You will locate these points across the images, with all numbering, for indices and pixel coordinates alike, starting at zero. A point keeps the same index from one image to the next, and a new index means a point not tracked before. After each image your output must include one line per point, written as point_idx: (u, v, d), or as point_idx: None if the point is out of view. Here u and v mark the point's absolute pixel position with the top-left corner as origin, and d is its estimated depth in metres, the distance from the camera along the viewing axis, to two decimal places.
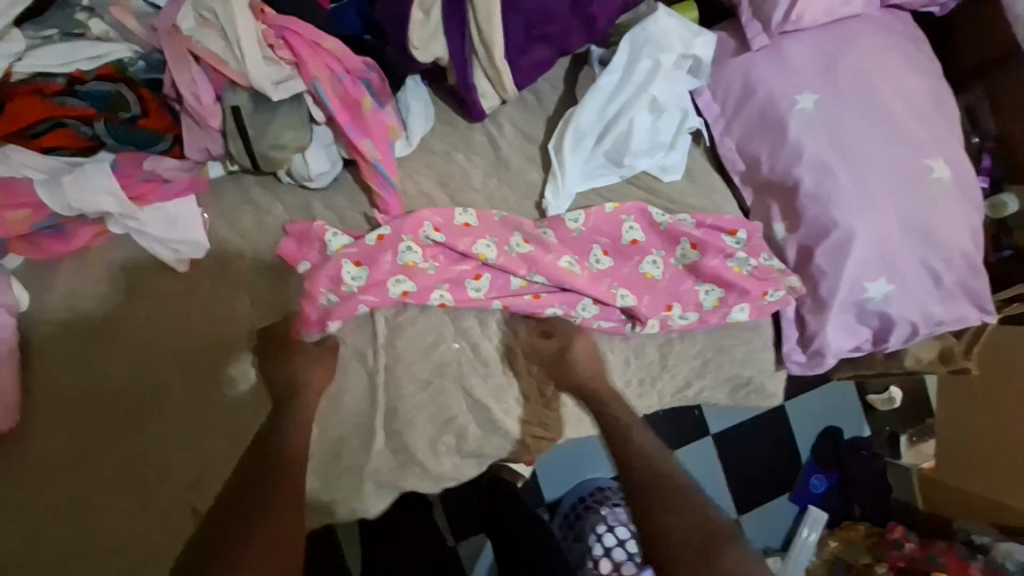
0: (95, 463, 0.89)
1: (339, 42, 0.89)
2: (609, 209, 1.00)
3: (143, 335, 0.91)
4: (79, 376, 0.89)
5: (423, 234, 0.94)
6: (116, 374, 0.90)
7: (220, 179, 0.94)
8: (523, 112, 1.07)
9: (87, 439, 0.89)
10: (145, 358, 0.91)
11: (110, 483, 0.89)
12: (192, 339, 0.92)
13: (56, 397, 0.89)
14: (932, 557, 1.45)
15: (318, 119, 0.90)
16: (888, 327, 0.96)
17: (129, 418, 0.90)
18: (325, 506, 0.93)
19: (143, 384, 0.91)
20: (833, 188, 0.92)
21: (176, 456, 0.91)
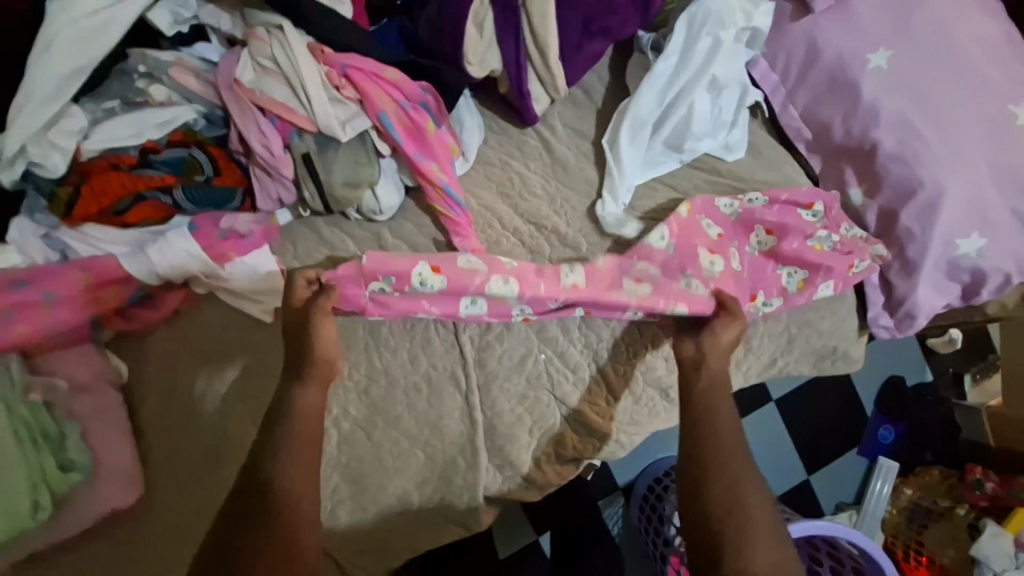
0: (173, 473, 0.92)
1: (399, 72, 0.88)
2: (684, 214, 0.96)
3: (229, 376, 0.93)
4: (166, 392, 0.93)
5: (536, 285, 0.92)
6: (195, 390, 0.93)
7: (289, 225, 0.94)
8: (573, 108, 1.04)
9: (192, 483, 0.92)
10: (218, 375, 0.94)
11: (183, 494, 0.91)
12: (259, 359, 0.94)
13: (148, 410, 0.93)
14: (1015, 492, 1.38)
15: (383, 151, 0.89)
16: (980, 281, 0.94)
17: (227, 459, 0.92)
18: (443, 521, 0.98)
19: (237, 423, 0.93)
20: (919, 146, 0.90)
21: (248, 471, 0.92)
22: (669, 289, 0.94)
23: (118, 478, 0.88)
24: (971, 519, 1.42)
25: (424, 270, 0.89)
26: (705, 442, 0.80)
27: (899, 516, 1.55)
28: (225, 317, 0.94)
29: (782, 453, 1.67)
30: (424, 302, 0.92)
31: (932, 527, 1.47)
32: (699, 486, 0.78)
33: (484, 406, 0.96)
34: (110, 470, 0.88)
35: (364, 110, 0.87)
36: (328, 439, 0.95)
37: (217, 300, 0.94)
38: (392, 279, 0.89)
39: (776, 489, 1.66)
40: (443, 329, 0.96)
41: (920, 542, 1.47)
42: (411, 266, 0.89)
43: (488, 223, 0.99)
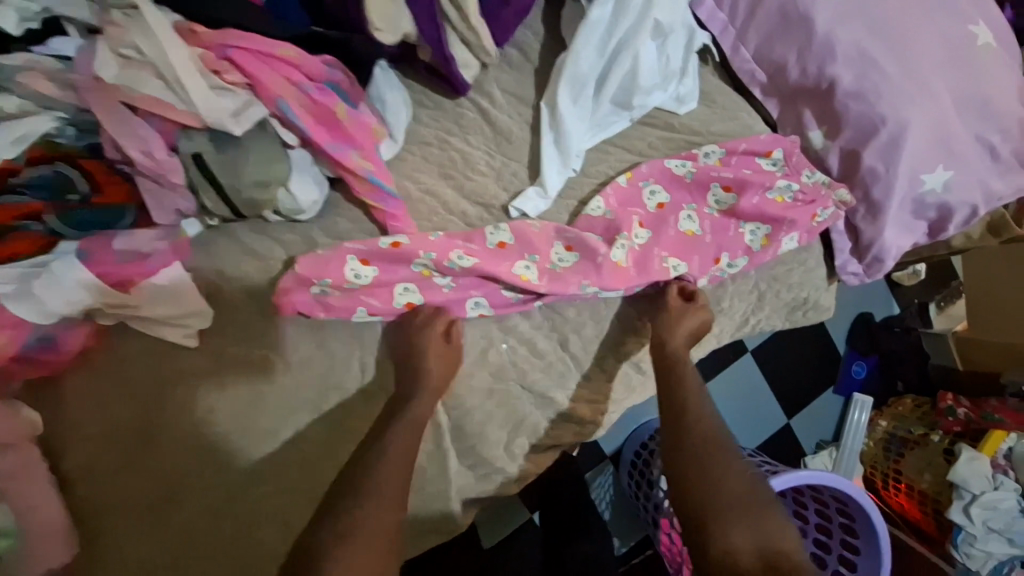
0: (114, 492, 0.83)
1: (296, 48, 0.77)
2: (624, 183, 0.92)
3: (197, 400, 0.84)
4: (93, 410, 0.83)
5: (454, 255, 0.85)
6: (126, 405, 0.84)
7: (201, 236, 0.85)
8: (509, 71, 0.94)
9: (158, 512, 0.83)
10: (153, 384, 0.84)
11: (128, 513, 0.83)
12: (200, 361, 0.85)
13: (75, 432, 0.83)
14: (987, 415, 1.42)
15: (290, 142, 0.78)
16: (946, 216, 0.90)
17: (202, 487, 0.84)
18: (418, 535, 0.92)
19: (211, 448, 0.84)
20: (879, 80, 0.84)
21: (196, 481, 0.84)
22: (602, 255, 0.89)
23: (51, 539, 0.78)
24: (946, 444, 1.42)
25: (366, 314, 0.85)
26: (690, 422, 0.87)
27: (878, 447, 1.60)
28: (139, 349, 0.84)
29: (763, 402, 1.67)
30: (363, 297, 0.85)
31: (909, 455, 1.49)
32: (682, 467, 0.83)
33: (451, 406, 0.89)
34: (40, 534, 0.78)
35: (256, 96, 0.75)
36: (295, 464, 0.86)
37: (131, 331, 0.84)
38: (328, 279, 0.82)
39: (759, 438, 1.67)
40: (392, 331, 0.87)
41: (898, 470, 1.50)
42: (351, 310, 0.84)
43: (430, 209, 0.90)
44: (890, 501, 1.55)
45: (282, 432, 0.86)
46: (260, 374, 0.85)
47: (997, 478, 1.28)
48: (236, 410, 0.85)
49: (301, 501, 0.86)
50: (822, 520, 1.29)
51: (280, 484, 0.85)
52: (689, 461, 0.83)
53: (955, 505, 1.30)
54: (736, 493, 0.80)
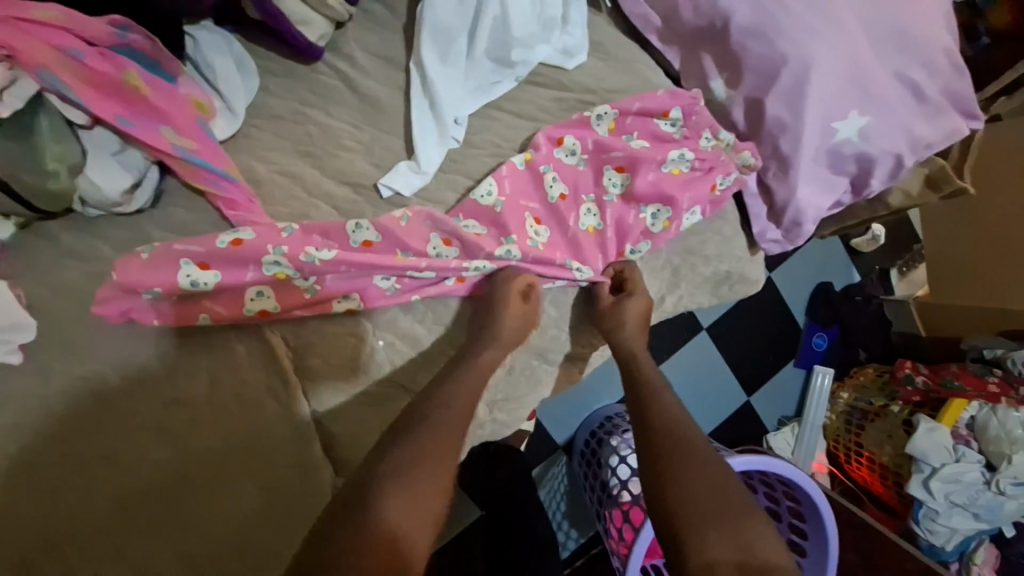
0: (97, 535, 0.73)
1: (64, 8, 0.63)
2: (521, 164, 0.81)
3: (136, 414, 0.76)
4: (44, 449, 0.73)
5: (312, 249, 0.74)
6: (85, 434, 0.74)
7: (17, 239, 0.75)
8: (374, 30, 0.83)
9: (164, 530, 0.75)
10: (112, 404, 0.75)
11: (120, 553, 0.74)
12: (163, 369, 0.76)
13: (31, 478, 0.72)
14: (947, 382, 1.32)
15: (81, 122, 0.67)
16: (868, 169, 0.80)
17: (206, 498, 0.77)
18: None
19: (156, 466, 0.76)
20: (777, 12, 0.73)
21: (193, 497, 0.76)
22: (487, 254, 0.79)
23: None
24: (906, 415, 1.33)
25: (212, 322, 0.75)
26: (666, 424, 0.74)
27: (839, 420, 1.51)
28: None
29: (721, 381, 1.58)
30: (206, 301, 0.75)
31: (869, 427, 1.40)
32: (652, 478, 0.69)
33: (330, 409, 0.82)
34: None
35: (19, 69, 0.63)
36: (301, 452, 0.80)
37: None
38: (156, 288, 0.72)
39: (717, 419, 1.59)
40: (245, 333, 0.78)
41: (859, 443, 1.42)
42: (195, 319, 0.75)
43: (287, 192, 0.79)
44: (853, 475, 1.47)
45: (286, 427, 0.80)
46: (239, 370, 0.78)
47: (959, 449, 1.19)
48: (216, 413, 0.77)
49: (316, 491, 0.81)
50: (771, 504, 1.22)
51: (293, 481, 0.80)
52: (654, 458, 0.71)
53: (915, 479, 1.21)
54: (714, 494, 0.66)
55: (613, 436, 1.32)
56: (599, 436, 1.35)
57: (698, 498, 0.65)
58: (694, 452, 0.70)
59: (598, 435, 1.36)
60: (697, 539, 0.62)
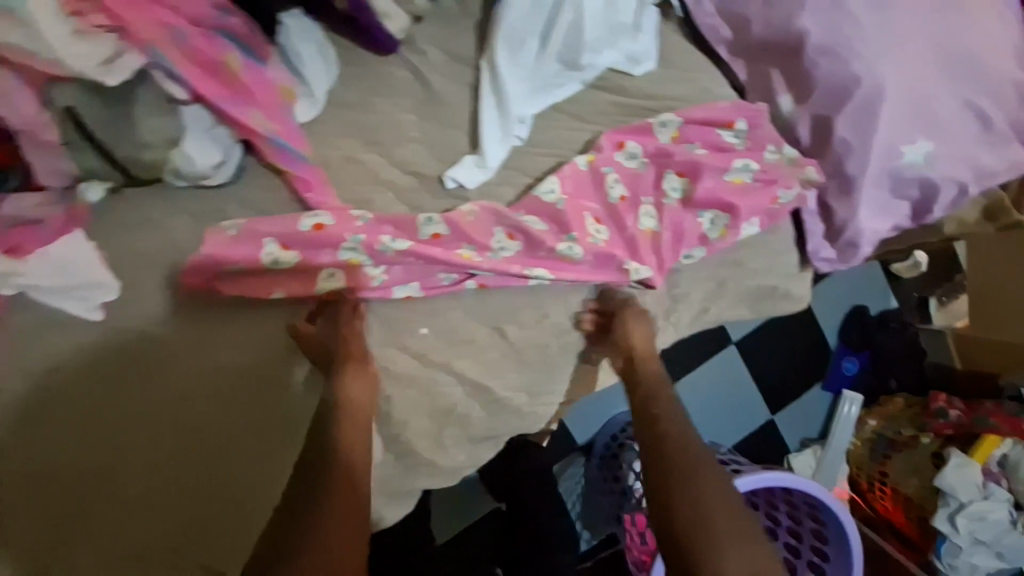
0: (84, 481, 0.78)
1: None
2: (584, 165, 0.84)
3: (115, 401, 0.79)
4: (44, 397, 0.78)
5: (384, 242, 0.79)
6: (79, 386, 0.79)
7: (103, 205, 0.78)
8: (445, 25, 0.85)
9: (141, 485, 0.79)
10: (105, 361, 0.79)
11: (103, 502, 0.78)
12: (153, 332, 0.80)
13: (30, 421, 0.78)
14: (980, 419, 1.28)
15: (180, 97, 0.71)
16: (930, 195, 0.81)
17: (181, 461, 0.80)
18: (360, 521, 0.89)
19: (146, 449, 0.79)
20: (851, 32, 0.75)
21: (170, 458, 0.80)
22: (549, 250, 0.82)
23: None
24: (936, 448, 1.32)
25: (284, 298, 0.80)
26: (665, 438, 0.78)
27: (863, 447, 1.48)
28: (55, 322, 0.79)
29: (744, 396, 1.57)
30: (278, 275, 0.79)
31: (895, 458, 1.38)
32: (664, 490, 0.73)
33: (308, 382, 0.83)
34: None
35: (126, 42, 0.68)
36: (272, 427, 0.82)
37: (31, 305, 0.79)
38: (240, 263, 0.77)
39: (737, 434, 1.56)
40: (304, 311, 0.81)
41: (883, 473, 1.39)
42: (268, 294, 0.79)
43: (355, 177, 0.83)
44: (876, 506, 1.42)
45: (257, 402, 0.81)
46: (221, 340, 0.81)
47: (988, 487, 1.19)
48: (196, 381, 0.80)
49: (285, 468, 0.82)
50: (791, 522, 1.19)
51: (262, 455, 0.82)
52: (665, 469, 0.75)
53: (940, 513, 1.20)
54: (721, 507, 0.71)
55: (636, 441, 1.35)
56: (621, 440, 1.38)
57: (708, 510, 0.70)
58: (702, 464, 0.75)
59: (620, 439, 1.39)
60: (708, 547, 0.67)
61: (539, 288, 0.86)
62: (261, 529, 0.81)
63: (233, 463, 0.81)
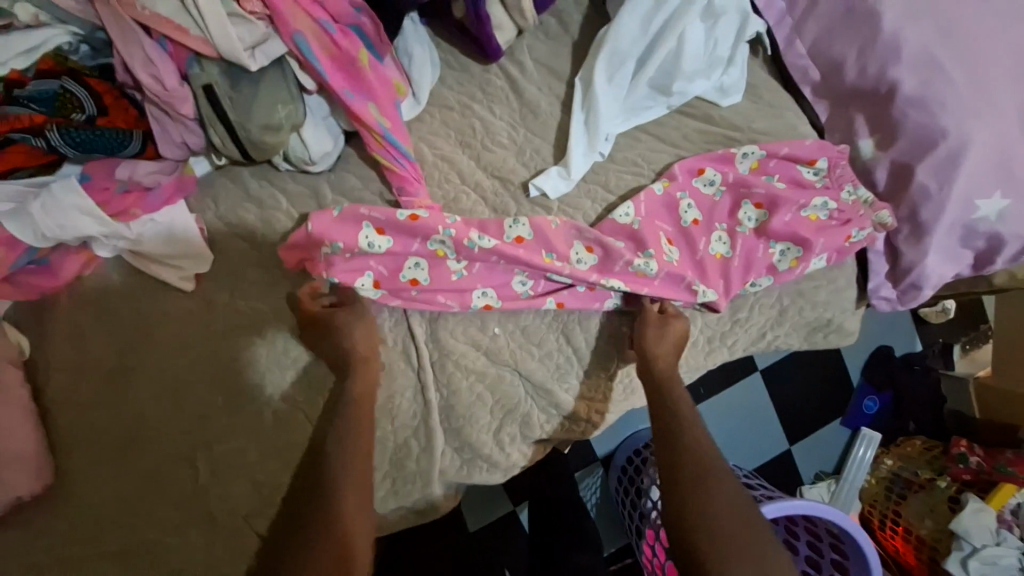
0: (120, 438, 0.82)
1: None
2: (659, 191, 0.86)
3: (136, 391, 0.82)
4: (90, 351, 0.82)
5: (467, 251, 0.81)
6: (122, 347, 0.82)
7: (208, 176, 0.83)
8: (545, 40, 0.89)
9: (169, 449, 0.82)
10: (148, 326, 0.83)
11: (135, 458, 0.82)
12: (195, 304, 0.83)
13: (77, 373, 0.82)
14: (1001, 467, 1.26)
15: (308, 87, 0.78)
16: (995, 249, 0.85)
17: (206, 432, 0.83)
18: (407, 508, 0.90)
19: (174, 427, 0.82)
20: (942, 88, 0.80)
21: (197, 427, 0.83)
22: (626, 261, 0.84)
23: (22, 466, 0.77)
24: (952, 493, 1.27)
25: (370, 283, 0.82)
26: (681, 460, 0.78)
27: (879, 487, 1.43)
28: (147, 286, 0.83)
29: (763, 423, 1.51)
30: (371, 261, 0.81)
31: (912, 498, 1.34)
32: (678, 501, 0.75)
33: (320, 361, 0.84)
34: (13, 459, 0.76)
35: (275, 30, 0.75)
36: (295, 409, 0.84)
37: (131, 265, 0.83)
38: (339, 242, 0.79)
39: (753, 460, 1.51)
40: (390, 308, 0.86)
41: (897, 512, 1.35)
42: (354, 277, 0.81)
43: (446, 176, 0.86)
44: (885, 543, 1.39)
45: (285, 383, 0.84)
46: (257, 320, 0.83)
47: (1001, 533, 1.14)
48: (230, 356, 0.83)
49: (300, 452, 0.83)
50: (813, 553, 1.18)
51: (281, 437, 0.83)
52: (678, 482, 0.76)
53: (951, 556, 1.16)
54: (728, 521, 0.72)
55: None
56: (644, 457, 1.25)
57: (713, 523, 0.72)
58: (718, 483, 0.75)
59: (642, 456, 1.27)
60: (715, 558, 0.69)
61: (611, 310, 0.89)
62: (273, 508, 0.83)
63: (253, 440, 0.83)
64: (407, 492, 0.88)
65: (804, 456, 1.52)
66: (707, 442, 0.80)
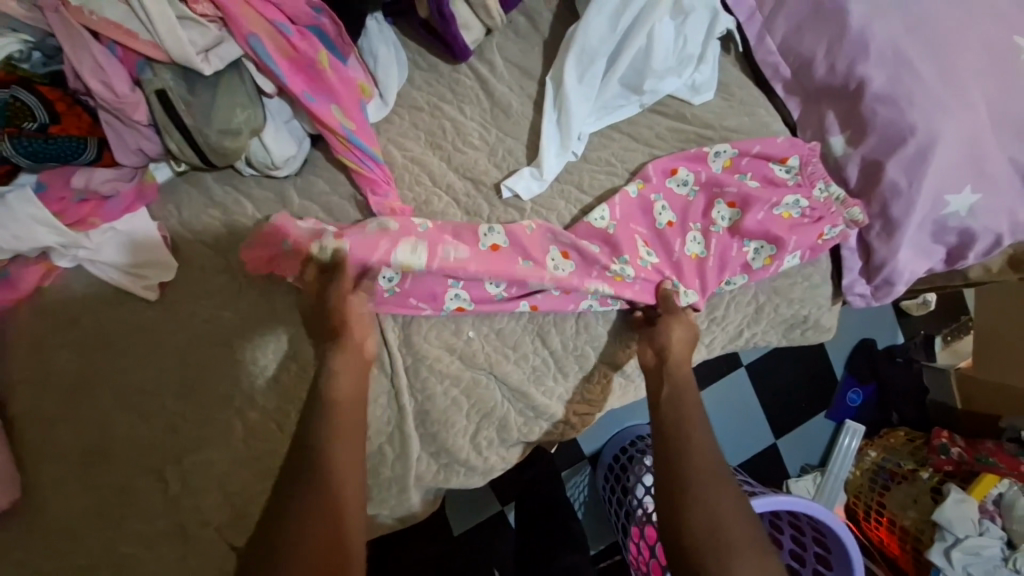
0: (88, 452, 0.80)
1: None
2: (635, 192, 0.85)
3: (102, 404, 0.81)
4: (54, 364, 0.80)
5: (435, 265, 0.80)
6: (88, 359, 0.81)
7: (171, 182, 0.82)
8: (515, 40, 0.88)
9: (140, 462, 0.81)
10: (113, 337, 0.81)
11: (105, 472, 0.80)
12: (162, 314, 0.81)
13: (41, 385, 0.80)
14: (981, 458, 1.27)
15: (268, 90, 0.77)
16: (966, 244, 0.85)
17: (178, 443, 0.81)
18: (386, 512, 0.89)
19: (144, 439, 0.81)
20: (911, 84, 0.80)
21: (168, 438, 0.81)
22: (603, 268, 0.84)
23: None
24: (935, 483, 1.28)
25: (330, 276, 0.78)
26: (686, 473, 0.74)
27: (863, 478, 1.44)
28: (110, 296, 0.81)
29: (749, 419, 1.51)
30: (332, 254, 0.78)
31: (894, 489, 1.34)
32: (679, 509, 0.72)
33: (291, 370, 0.82)
34: None
35: (231, 35, 0.73)
36: (272, 417, 0.82)
37: (92, 277, 0.81)
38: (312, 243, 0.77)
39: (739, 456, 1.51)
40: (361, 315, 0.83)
41: (881, 503, 1.36)
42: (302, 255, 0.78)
43: (416, 179, 0.85)
44: (869, 533, 1.40)
45: (256, 394, 0.82)
46: (226, 329, 0.82)
47: (983, 523, 1.15)
48: (200, 367, 0.81)
49: (273, 461, 0.82)
50: (796, 548, 1.20)
51: (254, 446, 0.82)
52: (678, 489, 0.73)
53: (935, 546, 1.17)
54: (730, 526, 0.70)
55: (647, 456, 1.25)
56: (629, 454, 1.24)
57: (716, 529, 0.69)
58: (720, 486, 0.73)
59: (628, 453, 1.26)
60: (718, 564, 0.67)
61: (586, 312, 0.87)
62: (249, 520, 0.82)
63: (227, 451, 0.81)
64: (385, 498, 0.87)
65: (790, 449, 1.52)
66: (710, 446, 0.77)
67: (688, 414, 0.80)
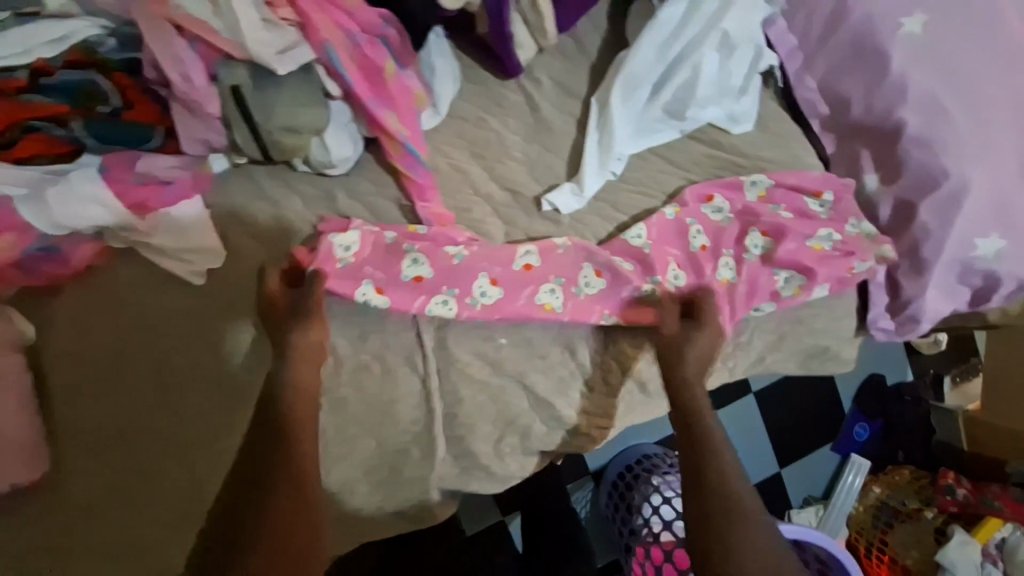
0: (118, 433, 0.82)
1: None
2: (671, 215, 0.88)
3: (137, 385, 0.82)
4: (93, 341, 0.82)
5: (478, 290, 0.84)
6: (126, 339, 0.82)
7: (225, 174, 0.83)
8: (564, 60, 0.91)
9: (168, 446, 0.82)
10: (153, 319, 0.83)
11: (132, 453, 0.82)
12: (201, 301, 0.83)
13: (79, 362, 0.82)
14: (986, 500, 1.28)
15: (332, 93, 0.80)
16: (990, 287, 0.88)
17: (205, 429, 0.83)
18: (402, 513, 0.90)
19: (174, 423, 0.82)
20: (945, 130, 0.83)
21: (197, 424, 0.83)
22: (631, 288, 0.87)
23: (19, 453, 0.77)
24: (939, 524, 1.29)
25: (368, 289, 0.81)
26: (713, 508, 0.75)
27: (867, 513, 1.41)
28: (154, 279, 0.83)
29: (757, 446, 1.51)
30: (368, 270, 0.82)
31: (898, 527, 1.34)
32: (708, 542, 0.73)
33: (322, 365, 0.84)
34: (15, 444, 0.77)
35: (305, 39, 0.77)
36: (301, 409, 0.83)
37: (140, 258, 0.83)
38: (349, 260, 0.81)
39: None
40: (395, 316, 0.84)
41: (884, 540, 1.35)
42: (355, 286, 0.81)
43: (459, 186, 0.88)
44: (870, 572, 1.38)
45: None
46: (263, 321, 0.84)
47: (986, 568, 1.16)
48: (234, 356, 0.83)
49: None
50: None
51: None
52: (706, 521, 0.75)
53: None
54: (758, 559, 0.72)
55: (654, 474, 1.25)
56: (636, 472, 1.26)
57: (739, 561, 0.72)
58: (747, 518, 0.75)
59: (635, 470, 1.27)
60: None
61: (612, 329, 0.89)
62: None
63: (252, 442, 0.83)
64: (404, 497, 0.89)
65: (796, 479, 1.52)
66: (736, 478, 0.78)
67: (708, 443, 0.80)
